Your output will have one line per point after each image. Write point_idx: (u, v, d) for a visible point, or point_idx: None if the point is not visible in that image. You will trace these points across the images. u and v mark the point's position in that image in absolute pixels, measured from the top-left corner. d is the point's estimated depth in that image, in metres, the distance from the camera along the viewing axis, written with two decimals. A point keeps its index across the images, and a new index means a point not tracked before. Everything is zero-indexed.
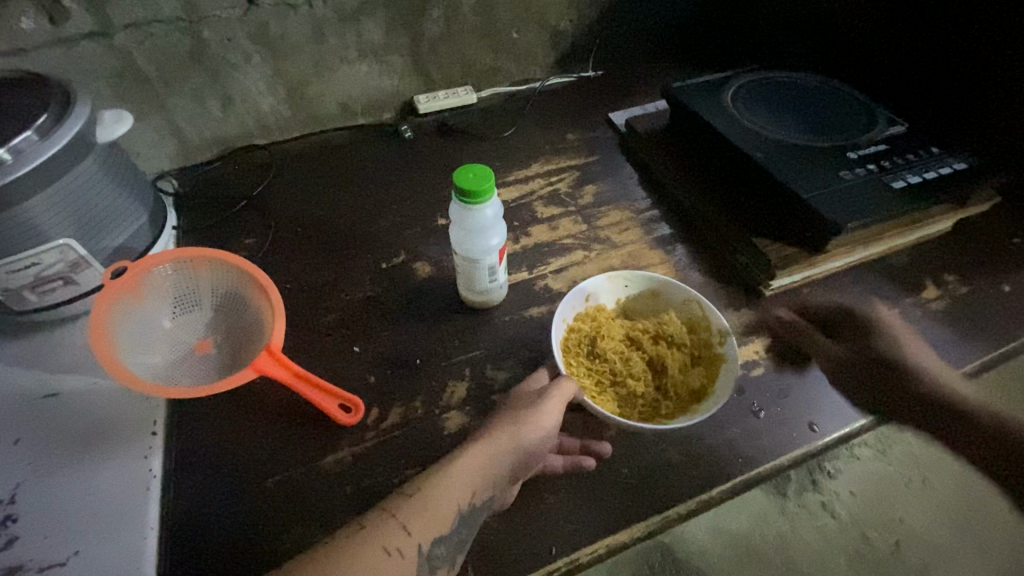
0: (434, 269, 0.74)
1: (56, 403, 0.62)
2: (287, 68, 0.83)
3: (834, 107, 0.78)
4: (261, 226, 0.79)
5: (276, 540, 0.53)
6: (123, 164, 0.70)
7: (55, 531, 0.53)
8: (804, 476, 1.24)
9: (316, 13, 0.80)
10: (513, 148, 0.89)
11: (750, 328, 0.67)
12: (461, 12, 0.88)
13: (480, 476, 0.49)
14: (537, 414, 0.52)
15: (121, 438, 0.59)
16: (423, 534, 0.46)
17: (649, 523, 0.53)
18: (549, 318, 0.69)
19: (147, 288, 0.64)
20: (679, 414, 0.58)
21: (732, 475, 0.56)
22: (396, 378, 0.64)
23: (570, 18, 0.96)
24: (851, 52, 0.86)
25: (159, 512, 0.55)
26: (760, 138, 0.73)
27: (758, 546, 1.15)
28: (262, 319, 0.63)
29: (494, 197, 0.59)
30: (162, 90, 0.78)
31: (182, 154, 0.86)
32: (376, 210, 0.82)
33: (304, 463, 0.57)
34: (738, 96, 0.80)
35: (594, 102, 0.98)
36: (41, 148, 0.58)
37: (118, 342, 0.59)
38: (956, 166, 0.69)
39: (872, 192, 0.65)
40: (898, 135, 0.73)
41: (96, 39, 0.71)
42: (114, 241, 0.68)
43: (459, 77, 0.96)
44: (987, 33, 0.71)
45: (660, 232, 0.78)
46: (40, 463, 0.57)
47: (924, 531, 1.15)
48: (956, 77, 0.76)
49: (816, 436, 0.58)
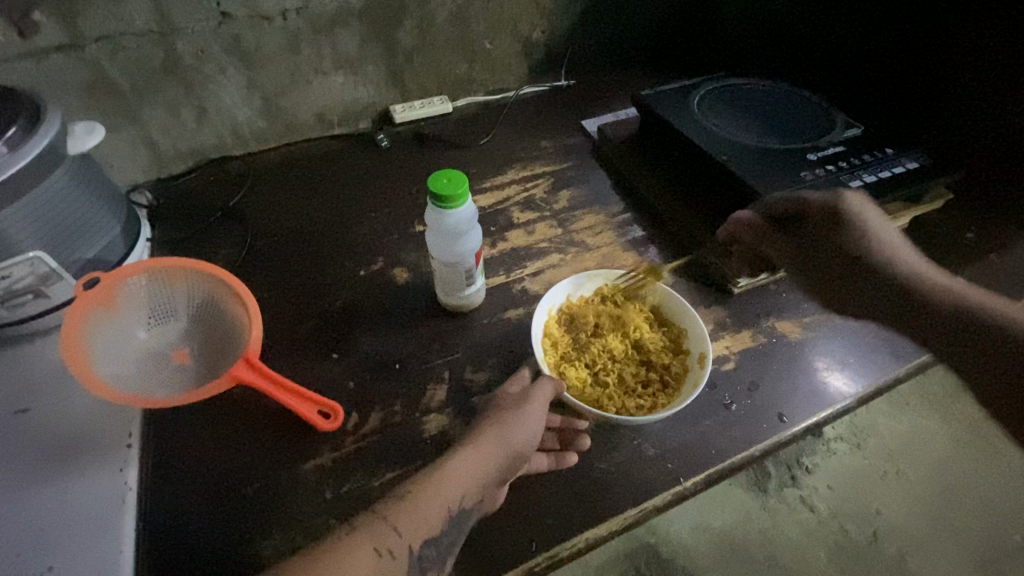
0: (413, 274, 0.75)
1: (27, 418, 0.61)
2: (261, 80, 0.84)
3: (795, 111, 0.81)
4: (237, 236, 0.79)
5: (257, 546, 0.53)
6: (94, 175, 0.69)
7: (28, 546, 0.53)
8: (783, 472, 1.26)
9: (290, 25, 0.80)
10: (489, 154, 0.91)
11: (721, 325, 0.69)
12: (436, 23, 0.90)
13: (472, 477, 0.49)
14: (521, 415, 0.53)
15: (95, 452, 0.59)
16: (415, 535, 0.46)
17: (626, 515, 0.54)
18: (526, 320, 0.70)
19: (122, 300, 0.64)
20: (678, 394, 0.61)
21: (707, 466, 0.57)
22: (375, 382, 0.64)
23: (543, 29, 0.98)
24: (813, 61, 0.90)
25: (135, 525, 0.54)
26: (726, 142, 0.75)
27: (741, 542, 1.16)
28: (239, 327, 0.63)
29: (470, 201, 0.60)
30: (135, 103, 0.78)
31: (155, 165, 0.85)
32: (352, 218, 0.82)
33: (283, 470, 0.57)
34: (704, 103, 0.82)
35: (567, 110, 1.00)
36: (9, 161, 0.57)
37: (92, 356, 0.59)
38: (909, 166, 0.72)
39: (832, 191, 0.68)
40: (856, 138, 0.77)
41: (66, 52, 0.71)
42: (85, 254, 0.67)
43: (434, 87, 0.97)
44: (943, 36, 0.74)
45: (633, 234, 0.79)
46: (11, 479, 0.57)
47: (901, 522, 1.18)
48: (910, 79, 0.79)
49: (786, 426, 0.60)
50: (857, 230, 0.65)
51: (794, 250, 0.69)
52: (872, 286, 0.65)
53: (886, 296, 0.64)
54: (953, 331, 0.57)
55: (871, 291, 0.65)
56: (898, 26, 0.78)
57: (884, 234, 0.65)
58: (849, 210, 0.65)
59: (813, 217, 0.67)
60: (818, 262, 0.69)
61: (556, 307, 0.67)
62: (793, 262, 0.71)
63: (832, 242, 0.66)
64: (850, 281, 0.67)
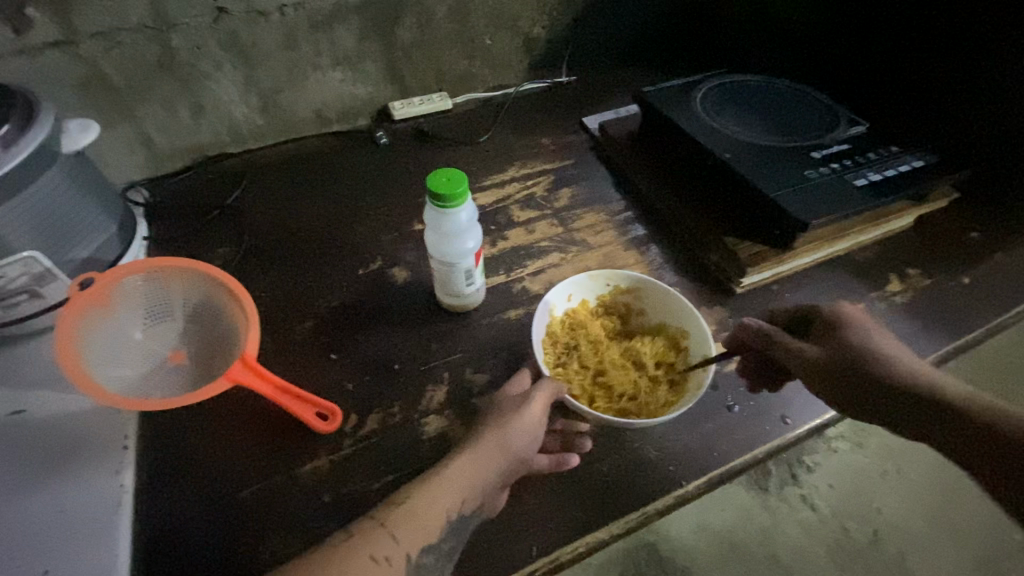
0: (412, 274, 0.74)
1: (23, 418, 0.61)
2: (259, 76, 0.83)
3: (798, 108, 0.81)
4: (235, 235, 0.79)
5: (254, 550, 0.52)
6: (89, 174, 0.68)
7: (23, 549, 0.52)
8: (784, 471, 1.26)
9: (288, 21, 0.79)
10: (489, 152, 0.90)
11: (724, 325, 0.68)
12: (435, 19, 0.89)
13: (471, 482, 0.49)
14: (521, 418, 0.52)
15: (92, 453, 0.58)
16: (413, 542, 0.46)
17: (628, 519, 0.54)
18: (526, 320, 0.69)
19: (117, 299, 0.63)
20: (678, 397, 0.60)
21: (709, 469, 0.56)
22: (374, 383, 0.63)
23: (543, 25, 0.97)
24: (817, 57, 0.89)
25: (131, 529, 0.54)
26: (729, 139, 0.74)
27: (741, 541, 1.16)
28: (236, 328, 0.62)
29: (469, 201, 0.59)
30: (131, 100, 0.77)
31: (152, 163, 0.84)
32: (351, 216, 0.81)
33: (281, 472, 0.57)
34: (706, 100, 0.81)
35: (567, 107, 0.99)
36: (4, 159, 0.56)
37: (87, 357, 0.58)
38: (914, 164, 0.71)
39: (836, 190, 0.67)
40: (860, 135, 0.76)
41: (60, 48, 0.69)
42: (80, 253, 0.67)
43: (434, 83, 0.96)
44: (951, 32, 0.73)
45: (635, 233, 0.79)
46: (6, 481, 0.56)
47: (902, 522, 1.17)
48: (919, 75, 0.78)
49: (789, 429, 0.59)
50: (858, 332, 0.56)
51: (815, 356, 0.56)
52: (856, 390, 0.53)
53: (879, 405, 0.52)
54: (947, 433, 0.49)
55: (868, 396, 0.53)
56: (904, 21, 0.77)
57: (871, 332, 0.57)
58: (851, 314, 0.58)
59: (819, 318, 0.59)
60: (865, 392, 0.53)
61: (558, 307, 0.66)
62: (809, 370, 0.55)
63: (840, 338, 0.56)
64: (842, 373, 0.54)
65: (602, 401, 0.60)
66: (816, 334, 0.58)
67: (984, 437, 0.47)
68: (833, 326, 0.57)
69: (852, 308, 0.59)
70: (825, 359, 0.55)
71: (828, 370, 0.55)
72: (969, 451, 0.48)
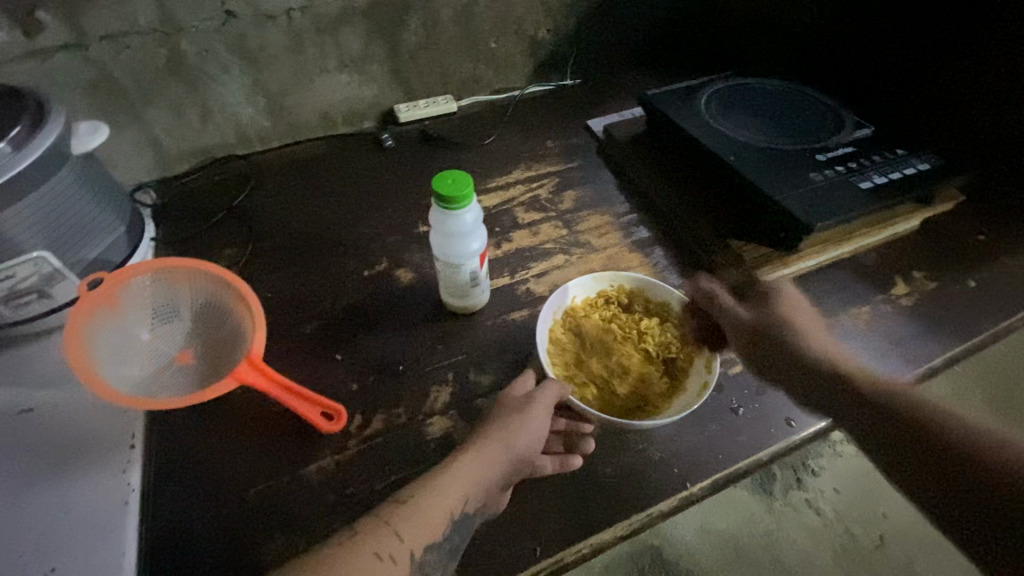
0: (416, 276, 0.75)
1: (31, 418, 0.61)
2: (266, 79, 0.84)
3: (804, 111, 0.81)
4: (241, 236, 0.79)
5: (259, 550, 0.52)
6: (98, 175, 0.69)
7: (30, 547, 0.52)
8: (789, 475, 1.25)
9: (295, 24, 0.80)
10: (493, 155, 0.90)
11: None
12: (441, 22, 0.89)
13: (475, 482, 0.49)
14: (525, 420, 0.53)
15: (98, 452, 0.59)
16: (417, 540, 0.46)
17: (631, 521, 0.54)
18: (530, 322, 0.69)
19: (124, 299, 0.63)
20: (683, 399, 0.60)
21: (713, 471, 0.56)
22: (379, 384, 0.64)
23: (548, 28, 0.97)
24: (822, 60, 0.89)
25: (137, 527, 0.54)
26: (734, 142, 0.74)
27: (745, 545, 1.16)
28: (242, 329, 0.63)
29: (474, 202, 0.59)
30: (139, 102, 0.78)
31: (159, 165, 0.85)
32: (356, 218, 0.82)
33: (286, 472, 0.57)
34: (711, 103, 0.82)
35: (572, 109, 0.99)
36: (14, 160, 0.57)
37: (95, 355, 0.58)
38: (920, 167, 0.71)
39: (841, 192, 0.67)
40: (865, 137, 0.76)
41: (70, 51, 0.70)
42: (89, 253, 0.67)
43: (439, 86, 0.97)
44: (957, 36, 0.73)
45: (639, 235, 0.79)
46: (15, 479, 0.56)
47: (908, 527, 1.17)
48: (926, 78, 0.78)
49: (793, 431, 0.59)
50: (788, 302, 0.62)
51: (748, 319, 0.61)
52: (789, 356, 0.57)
53: (824, 383, 0.54)
54: (893, 432, 0.49)
55: (792, 369, 0.57)
56: (910, 24, 0.77)
57: (802, 317, 0.60)
58: (794, 294, 0.62)
59: (759, 287, 0.64)
60: (796, 360, 0.57)
61: (562, 308, 0.66)
62: (758, 327, 0.60)
63: (772, 306, 0.61)
64: (768, 340, 0.59)
65: (608, 402, 0.60)
66: (761, 292, 0.63)
67: (941, 466, 0.46)
68: (769, 307, 0.62)
69: (802, 273, 0.63)
70: (759, 319, 0.61)
71: (761, 334, 0.60)
72: (913, 456, 0.47)
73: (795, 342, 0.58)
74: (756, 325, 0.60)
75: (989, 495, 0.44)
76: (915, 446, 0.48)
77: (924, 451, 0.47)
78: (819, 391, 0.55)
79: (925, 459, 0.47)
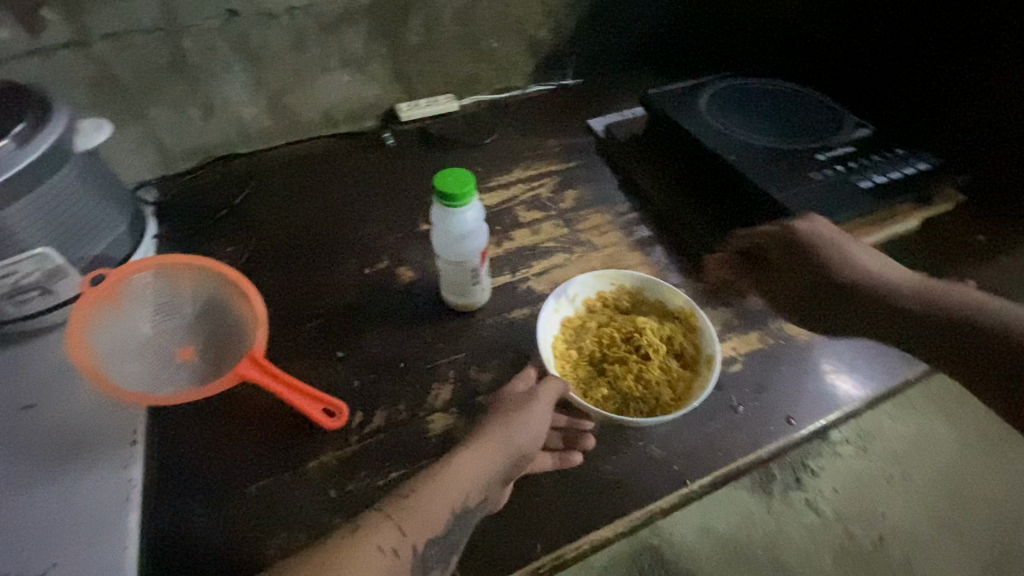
0: (418, 273, 0.75)
1: (32, 414, 0.61)
2: (268, 77, 0.84)
3: (804, 111, 0.81)
4: (243, 234, 0.79)
5: (261, 545, 0.53)
6: (100, 172, 0.69)
7: (33, 542, 0.53)
8: (788, 474, 1.26)
9: (297, 23, 0.80)
10: (495, 154, 0.91)
11: (728, 326, 0.69)
12: (443, 22, 0.89)
13: (477, 477, 0.49)
14: (526, 415, 0.53)
15: (100, 448, 0.59)
16: (419, 534, 0.46)
17: (632, 518, 0.54)
18: (531, 320, 0.70)
19: (127, 296, 0.64)
20: (687, 396, 0.60)
21: (713, 468, 0.57)
22: (380, 381, 0.64)
23: (549, 28, 0.98)
24: (823, 60, 0.89)
25: (138, 522, 0.54)
26: (734, 141, 0.75)
27: (745, 545, 1.16)
28: (244, 326, 0.63)
29: (476, 200, 0.60)
30: (142, 100, 0.78)
31: (162, 163, 0.85)
32: (358, 216, 0.82)
33: (288, 468, 0.57)
34: (711, 103, 0.82)
35: (573, 109, 0.99)
36: (18, 157, 0.58)
37: (97, 352, 0.59)
38: (919, 166, 0.71)
39: (840, 192, 0.68)
40: (866, 137, 0.76)
41: (74, 49, 0.71)
42: (92, 250, 0.68)
43: (441, 85, 0.97)
44: (957, 36, 0.73)
45: (639, 234, 0.79)
46: (17, 476, 0.57)
47: (908, 526, 1.17)
48: (927, 78, 0.78)
49: (793, 429, 0.59)
50: (830, 255, 0.64)
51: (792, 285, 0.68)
52: (870, 322, 0.63)
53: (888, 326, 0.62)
54: (941, 350, 0.57)
55: (860, 318, 0.63)
56: (909, 25, 0.77)
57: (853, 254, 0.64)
58: (812, 236, 0.64)
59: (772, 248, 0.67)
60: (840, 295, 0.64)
61: (563, 306, 0.67)
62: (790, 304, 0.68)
63: (810, 259, 0.64)
64: (821, 304, 0.66)
65: (609, 399, 0.60)
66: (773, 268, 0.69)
67: (970, 353, 0.55)
68: (807, 249, 0.64)
69: (811, 220, 0.65)
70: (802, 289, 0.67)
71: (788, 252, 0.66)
72: (961, 362, 0.56)
73: (841, 285, 0.64)
74: (795, 295, 0.67)
75: (997, 369, 0.53)
76: (981, 358, 0.55)
77: (966, 354, 0.56)
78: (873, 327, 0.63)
79: (968, 352, 0.55)
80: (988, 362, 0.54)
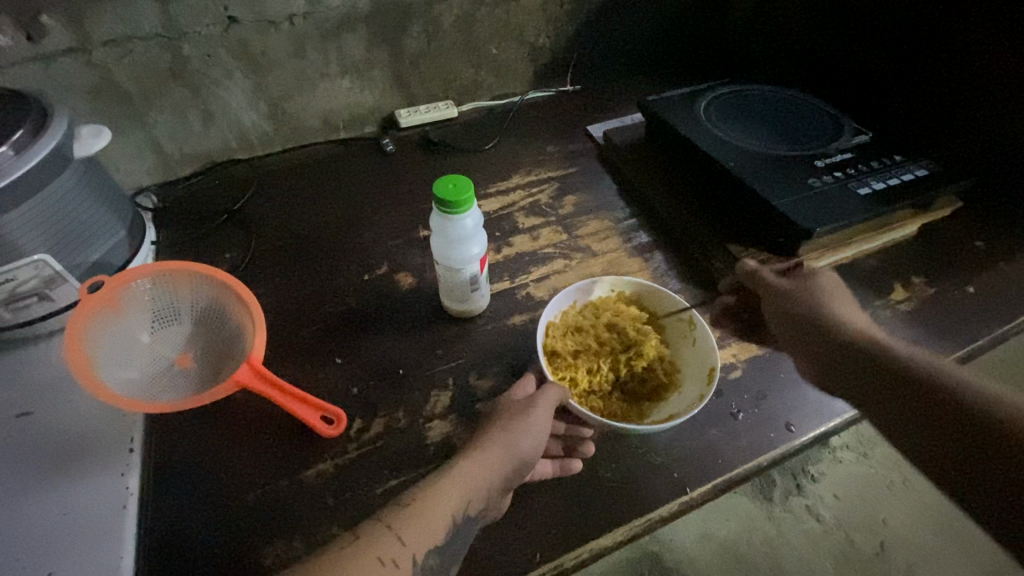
0: (417, 279, 0.75)
1: (30, 421, 0.61)
2: (268, 84, 0.84)
3: (802, 117, 0.81)
4: (242, 240, 0.79)
5: (259, 553, 0.52)
6: (99, 178, 0.69)
7: (28, 550, 0.52)
8: (789, 481, 1.25)
9: (297, 29, 0.81)
10: (494, 160, 0.91)
11: (728, 332, 0.68)
12: (443, 28, 0.90)
13: (477, 484, 0.49)
14: (526, 422, 0.53)
15: (98, 456, 0.58)
16: (420, 543, 0.46)
17: (632, 526, 0.54)
18: (531, 326, 0.69)
19: (125, 302, 0.63)
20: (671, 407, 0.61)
21: (713, 476, 0.56)
22: (379, 388, 0.64)
23: (549, 35, 0.98)
24: (822, 67, 0.90)
25: (135, 531, 0.54)
26: (733, 148, 0.75)
27: (746, 552, 1.15)
28: (243, 333, 0.63)
29: (475, 207, 0.59)
30: (142, 106, 0.78)
31: (161, 169, 0.85)
32: (357, 222, 0.82)
33: (286, 476, 0.57)
34: (710, 109, 0.82)
35: (573, 115, 1.00)
36: (17, 164, 0.57)
37: (95, 359, 0.58)
38: (918, 173, 0.71)
39: (839, 199, 0.67)
40: (864, 144, 0.76)
41: (74, 55, 0.71)
42: (90, 256, 0.67)
43: (440, 92, 0.97)
44: (955, 43, 0.73)
45: (639, 240, 0.79)
46: (13, 483, 0.56)
47: (907, 533, 1.17)
48: (925, 84, 0.78)
49: (794, 436, 0.59)
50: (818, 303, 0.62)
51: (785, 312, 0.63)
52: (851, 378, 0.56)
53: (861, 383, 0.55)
54: (919, 420, 0.50)
55: (837, 370, 0.58)
56: (907, 32, 0.77)
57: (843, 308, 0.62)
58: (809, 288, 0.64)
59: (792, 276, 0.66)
60: (819, 345, 0.59)
61: (562, 311, 0.66)
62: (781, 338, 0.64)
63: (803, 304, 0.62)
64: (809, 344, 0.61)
65: (600, 401, 0.61)
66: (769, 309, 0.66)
67: (957, 431, 0.48)
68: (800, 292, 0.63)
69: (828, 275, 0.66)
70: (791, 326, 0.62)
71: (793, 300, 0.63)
72: (940, 440, 0.49)
73: (833, 328, 0.59)
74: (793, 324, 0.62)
75: (995, 459, 0.46)
76: (968, 440, 0.47)
77: (946, 430, 0.49)
78: (854, 383, 0.56)
79: (959, 432, 0.48)
80: (973, 446, 0.47)
